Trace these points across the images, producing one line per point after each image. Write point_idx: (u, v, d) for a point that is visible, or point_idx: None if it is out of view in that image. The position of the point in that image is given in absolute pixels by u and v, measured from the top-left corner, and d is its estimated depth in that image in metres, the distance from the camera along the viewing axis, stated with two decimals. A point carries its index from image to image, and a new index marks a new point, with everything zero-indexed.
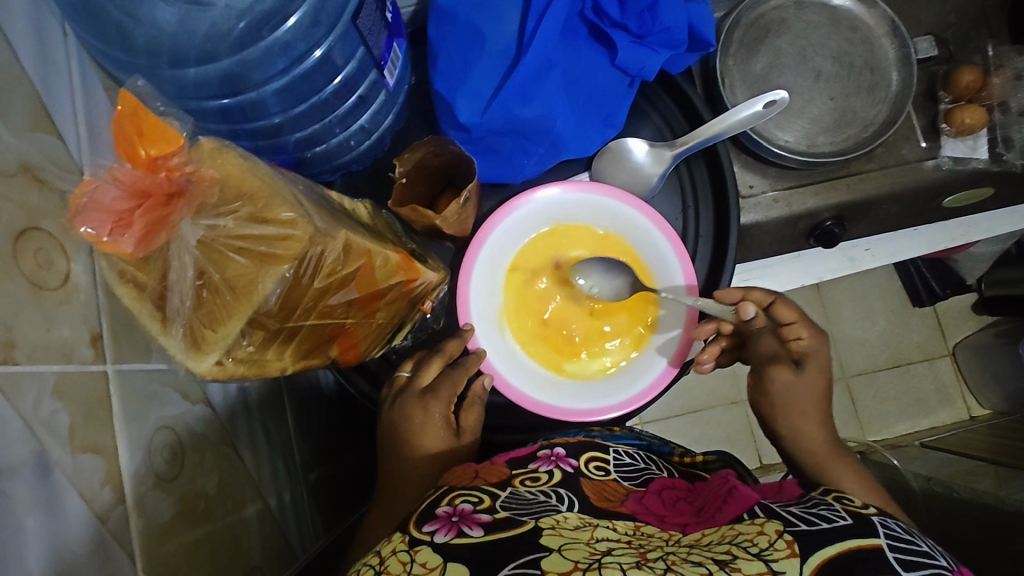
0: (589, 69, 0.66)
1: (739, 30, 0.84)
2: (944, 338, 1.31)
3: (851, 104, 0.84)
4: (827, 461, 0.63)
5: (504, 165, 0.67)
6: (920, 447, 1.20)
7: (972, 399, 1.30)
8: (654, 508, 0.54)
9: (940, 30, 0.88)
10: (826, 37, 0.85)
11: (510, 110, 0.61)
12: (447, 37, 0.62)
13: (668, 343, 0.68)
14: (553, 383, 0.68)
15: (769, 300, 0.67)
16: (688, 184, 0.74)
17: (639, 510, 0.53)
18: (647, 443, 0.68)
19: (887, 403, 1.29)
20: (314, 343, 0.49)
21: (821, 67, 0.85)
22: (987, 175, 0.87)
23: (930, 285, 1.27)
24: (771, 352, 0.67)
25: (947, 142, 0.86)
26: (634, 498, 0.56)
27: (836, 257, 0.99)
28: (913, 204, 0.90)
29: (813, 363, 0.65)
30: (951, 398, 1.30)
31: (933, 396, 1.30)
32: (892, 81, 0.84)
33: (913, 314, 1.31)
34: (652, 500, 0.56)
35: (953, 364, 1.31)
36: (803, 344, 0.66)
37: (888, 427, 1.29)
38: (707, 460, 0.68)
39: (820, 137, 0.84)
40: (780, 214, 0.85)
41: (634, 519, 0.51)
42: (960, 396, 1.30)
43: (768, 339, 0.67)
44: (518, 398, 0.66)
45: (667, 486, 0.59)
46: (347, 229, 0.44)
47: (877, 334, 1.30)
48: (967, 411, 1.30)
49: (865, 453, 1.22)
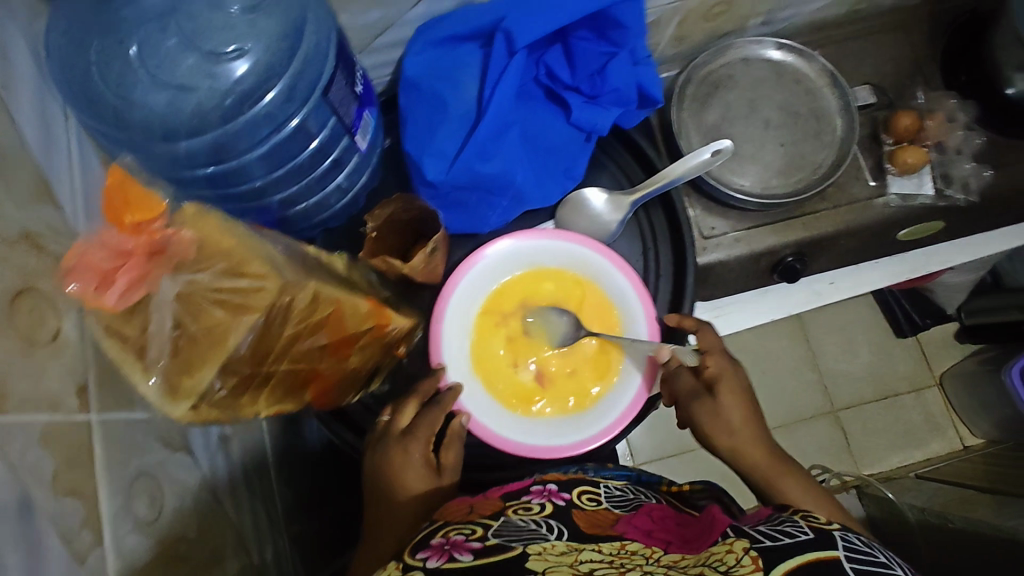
0: (547, 128, 0.72)
1: (690, 87, 0.93)
2: (930, 368, 1.34)
3: (799, 149, 0.92)
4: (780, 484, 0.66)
5: (472, 216, 0.71)
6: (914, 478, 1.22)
7: (963, 429, 1.32)
8: (642, 525, 0.56)
9: (879, 79, 0.96)
10: (771, 89, 0.94)
11: (473, 167, 0.66)
12: (414, 105, 0.68)
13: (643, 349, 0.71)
14: (574, 421, 0.71)
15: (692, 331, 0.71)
16: (647, 229, 0.78)
17: (629, 529, 0.56)
18: (636, 475, 0.71)
19: (878, 435, 1.31)
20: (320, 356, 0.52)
21: (769, 117, 0.93)
22: (935, 210, 0.92)
23: (910, 315, 1.31)
24: (689, 388, 0.69)
25: (892, 180, 0.92)
26: (625, 519, 0.58)
27: (801, 292, 1.03)
28: (870, 239, 0.96)
29: (724, 385, 0.68)
30: (941, 428, 1.32)
31: (923, 427, 1.32)
32: (836, 126, 0.92)
33: (895, 343, 1.34)
34: (641, 519, 0.58)
35: (941, 395, 1.33)
36: (712, 369, 0.69)
37: (882, 459, 1.30)
38: (693, 490, 0.70)
39: (773, 180, 0.91)
40: (742, 252, 0.92)
41: (623, 537, 0.54)
42: (951, 426, 1.32)
43: (686, 375, 0.70)
44: (513, 447, 0.69)
45: (659, 511, 0.60)
46: (317, 281, 0.49)
47: (862, 366, 1.33)
48: (960, 442, 1.31)
49: (861, 487, 1.23)
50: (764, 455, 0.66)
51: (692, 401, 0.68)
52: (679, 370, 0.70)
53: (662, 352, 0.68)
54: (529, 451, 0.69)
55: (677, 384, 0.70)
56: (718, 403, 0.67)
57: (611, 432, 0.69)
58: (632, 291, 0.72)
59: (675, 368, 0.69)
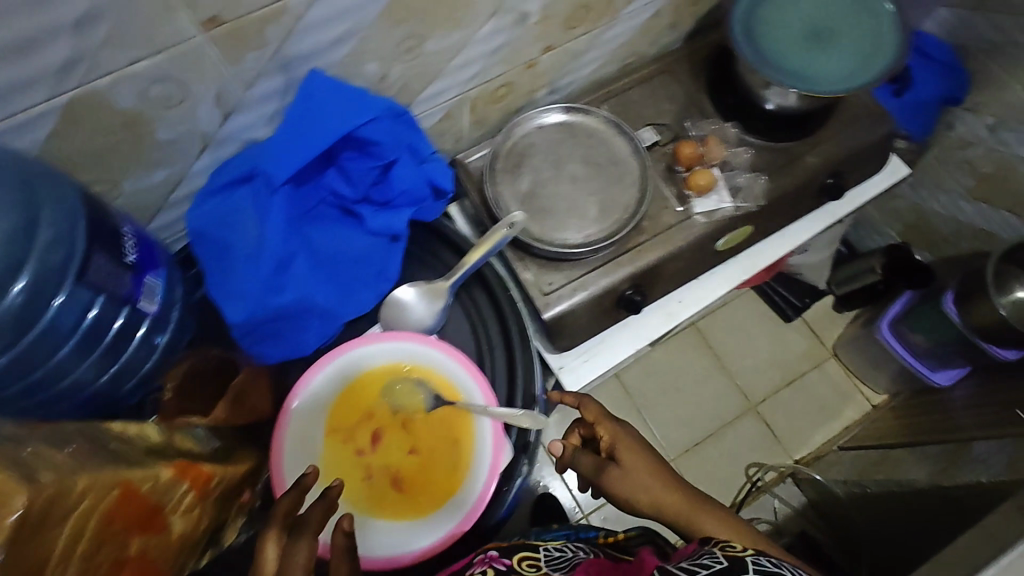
0: (346, 242, 0.76)
1: (498, 162, 1.01)
2: (819, 350, 1.81)
3: (608, 194, 1.00)
4: (692, 513, 0.69)
5: (290, 343, 0.73)
6: (842, 450, 1.62)
7: (868, 393, 1.77)
8: None
9: (661, 118, 1.08)
10: (570, 146, 1.02)
11: (269, 301, 0.68)
12: (203, 254, 0.68)
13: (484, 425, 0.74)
14: (434, 515, 0.72)
15: (578, 402, 0.77)
16: (473, 309, 0.82)
17: None
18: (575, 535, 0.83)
19: (796, 420, 1.71)
20: (127, 522, 0.49)
21: (575, 172, 1.01)
22: (739, 218, 1.02)
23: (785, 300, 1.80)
24: (591, 466, 0.75)
25: (694, 202, 1.01)
26: None
27: (655, 317, 1.08)
28: (696, 257, 1.04)
29: (619, 448, 0.74)
30: (844, 399, 1.76)
31: (824, 406, 1.76)
32: (633, 167, 1.01)
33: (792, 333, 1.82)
34: None
35: (840, 367, 1.79)
36: (605, 438, 0.75)
37: (805, 441, 1.72)
38: (628, 538, 0.81)
39: (592, 227, 0.98)
40: (584, 299, 0.96)
41: None
42: (856, 394, 1.77)
43: (586, 455, 0.77)
44: (375, 560, 0.69)
45: (597, 566, 0.65)
46: (93, 469, 0.47)
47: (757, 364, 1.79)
48: (869, 402, 1.76)
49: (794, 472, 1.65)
50: (680, 499, 0.71)
51: (602, 474, 0.74)
52: (578, 454, 0.77)
53: (555, 447, 0.75)
54: (393, 559, 0.70)
55: (580, 466, 0.76)
56: (622, 467, 0.73)
57: (468, 517, 0.71)
58: (463, 373, 0.76)
59: (574, 455, 0.77)
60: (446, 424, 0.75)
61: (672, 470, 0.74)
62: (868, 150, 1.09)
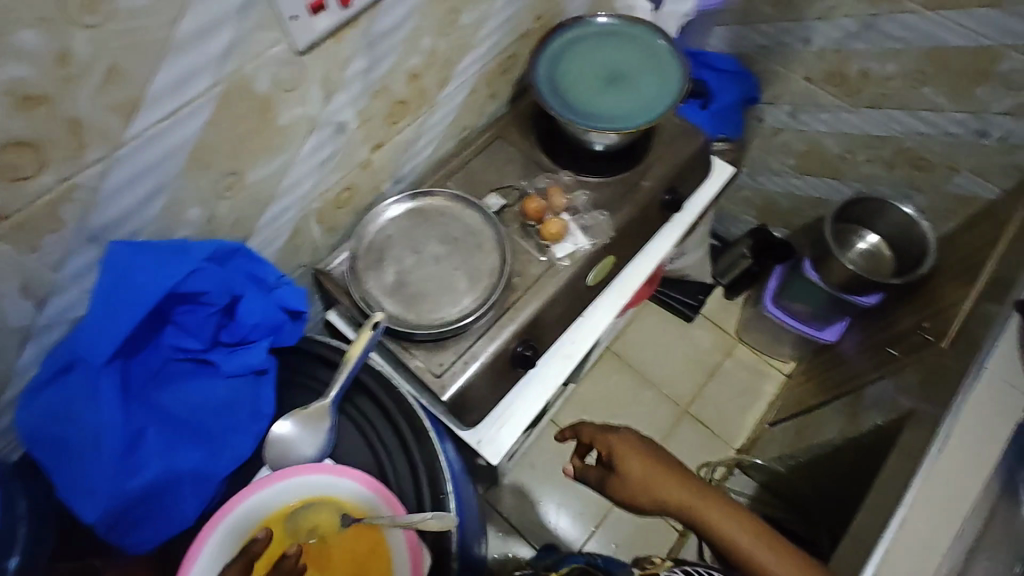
0: (206, 394, 0.74)
1: (360, 261, 1.01)
2: (722, 340, 1.92)
3: (473, 262, 1.03)
4: (700, 502, 0.90)
5: (165, 518, 0.71)
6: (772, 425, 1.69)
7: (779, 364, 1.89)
8: None
9: (505, 179, 1.14)
10: (426, 229, 1.05)
11: (126, 485, 0.67)
12: (44, 457, 0.65)
13: (398, 539, 0.73)
14: None
15: (578, 426, 1.08)
16: (364, 419, 0.82)
17: None
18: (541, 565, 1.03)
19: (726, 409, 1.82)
20: None
21: (436, 251, 1.04)
22: (599, 251, 1.09)
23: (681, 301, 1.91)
24: (595, 479, 1.03)
25: (554, 249, 1.07)
26: None
27: (555, 364, 1.09)
28: (573, 296, 1.08)
29: (620, 455, 0.98)
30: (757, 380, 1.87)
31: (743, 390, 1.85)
32: (489, 232, 1.06)
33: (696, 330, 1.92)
34: None
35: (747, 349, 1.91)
36: (605, 451, 1.01)
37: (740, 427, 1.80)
38: None
39: (465, 298, 1.00)
40: (477, 369, 0.97)
41: None
42: (768, 369, 1.89)
43: (592, 471, 1.04)
44: None
45: None
46: None
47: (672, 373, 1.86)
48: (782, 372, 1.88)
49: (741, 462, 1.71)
50: (682, 490, 0.91)
51: (608, 481, 0.99)
52: (587, 471, 1.04)
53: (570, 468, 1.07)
54: None
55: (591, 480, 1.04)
56: (620, 474, 0.97)
57: None
58: (364, 490, 0.75)
59: (586, 471, 1.05)
60: (359, 548, 0.73)
61: (672, 469, 0.95)
62: (692, 162, 1.21)
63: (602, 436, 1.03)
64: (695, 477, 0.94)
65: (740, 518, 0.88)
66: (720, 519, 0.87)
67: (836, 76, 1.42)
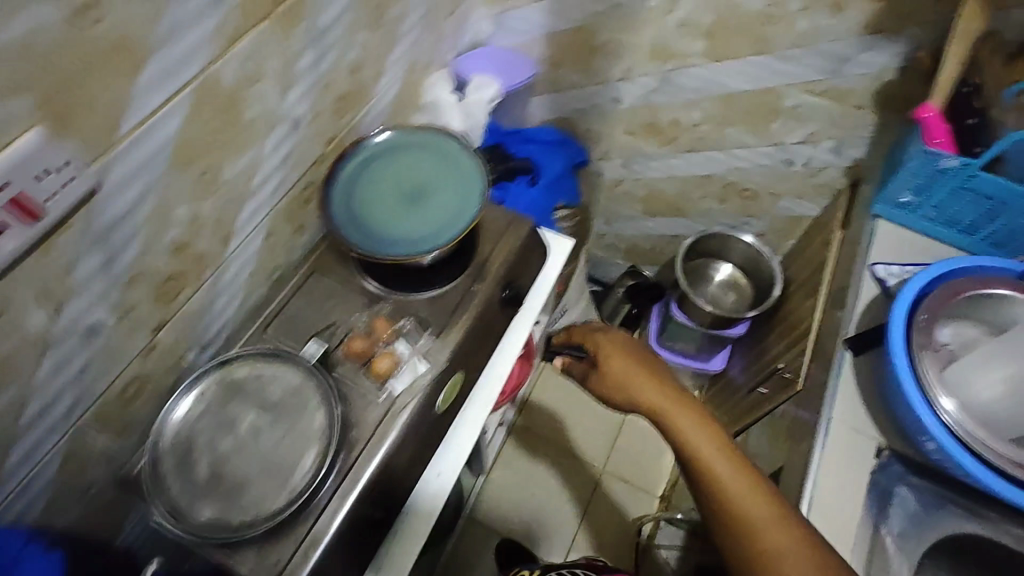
0: None
1: (163, 463, 0.88)
2: None
3: (298, 428, 0.92)
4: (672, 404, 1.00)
5: None
6: None
7: None
8: None
9: (327, 318, 1.05)
10: (238, 403, 0.93)
11: None
12: None
13: None
14: None
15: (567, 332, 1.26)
16: None
17: None
18: None
19: None
20: None
21: (255, 425, 0.92)
22: (441, 375, 1.00)
23: None
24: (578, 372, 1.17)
25: (390, 386, 0.98)
26: None
27: (424, 503, 1.03)
28: (424, 432, 0.99)
29: (602, 358, 1.09)
30: None
31: None
32: (311, 387, 0.94)
33: None
34: None
35: None
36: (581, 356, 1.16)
37: None
38: None
39: (294, 474, 0.88)
40: (322, 555, 0.86)
41: None
42: None
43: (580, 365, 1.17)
44: None
45: None
46: None
47: None
48: None
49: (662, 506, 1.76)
50: (657, 396, 1.02)
51: (579, 377, 1.14)
52: (576, 363, 1.18)
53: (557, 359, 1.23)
54: None
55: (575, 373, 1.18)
56: (603, 372, 1.08)
57: None
58: None
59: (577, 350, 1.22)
60: None
61: (656, 374, 1.05)
62: (526, 251, 1.16)
63: (590, 336, 1.15)
64: (671, 383, 1.05)
65: (705, 428, 0.98)
66: (688, 423, 0.98)
67: (652, 128, 1.46)
